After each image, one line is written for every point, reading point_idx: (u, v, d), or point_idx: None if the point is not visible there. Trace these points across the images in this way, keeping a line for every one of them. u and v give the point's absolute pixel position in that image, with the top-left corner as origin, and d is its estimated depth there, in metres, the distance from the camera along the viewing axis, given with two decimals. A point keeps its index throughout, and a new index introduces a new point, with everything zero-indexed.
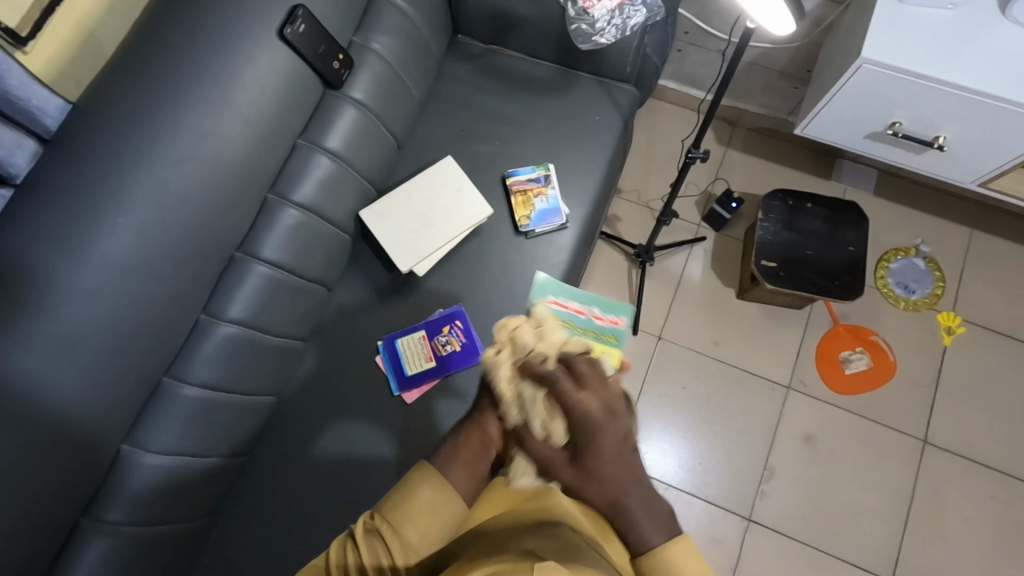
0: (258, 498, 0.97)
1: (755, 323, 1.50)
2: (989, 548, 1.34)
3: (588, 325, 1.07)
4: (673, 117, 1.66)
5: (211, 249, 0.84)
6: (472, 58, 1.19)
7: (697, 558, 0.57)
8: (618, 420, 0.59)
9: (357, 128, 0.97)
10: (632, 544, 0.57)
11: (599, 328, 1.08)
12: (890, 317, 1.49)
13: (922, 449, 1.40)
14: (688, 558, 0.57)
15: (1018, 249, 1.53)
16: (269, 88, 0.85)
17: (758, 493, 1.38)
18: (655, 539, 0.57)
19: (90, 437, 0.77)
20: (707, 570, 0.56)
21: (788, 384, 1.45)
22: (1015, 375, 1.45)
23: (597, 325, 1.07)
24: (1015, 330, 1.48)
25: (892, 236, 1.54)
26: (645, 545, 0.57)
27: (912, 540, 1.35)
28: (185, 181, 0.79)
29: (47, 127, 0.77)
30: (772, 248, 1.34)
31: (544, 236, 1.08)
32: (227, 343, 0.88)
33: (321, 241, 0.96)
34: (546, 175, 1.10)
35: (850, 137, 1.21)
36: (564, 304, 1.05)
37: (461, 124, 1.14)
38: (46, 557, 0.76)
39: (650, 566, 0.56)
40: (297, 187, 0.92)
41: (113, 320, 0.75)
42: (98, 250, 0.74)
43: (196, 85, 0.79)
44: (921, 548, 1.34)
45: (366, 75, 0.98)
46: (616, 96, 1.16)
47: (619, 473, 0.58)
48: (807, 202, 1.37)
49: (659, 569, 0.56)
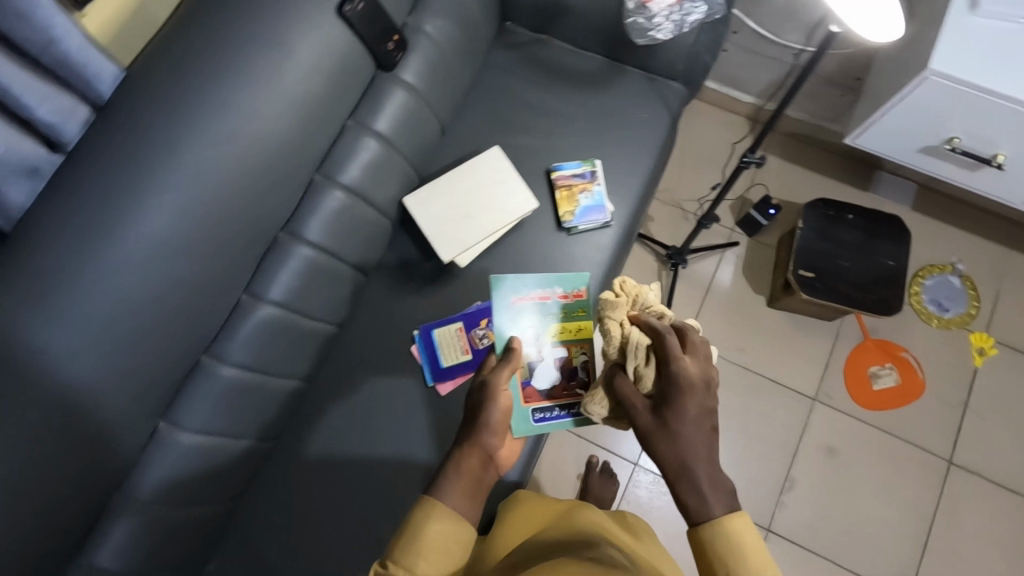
0: (286, 481, 0.96)
1: (784, 332, 1.48)
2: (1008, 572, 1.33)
3: (557, 308, 0.99)
4: (711, 118, 1.63)
5: (258, 228, 0.83)
6: (519, 47, 1.16)
7: (753, 533, 0.63)
8: (707, 393, 0.70)
9: (405, 112, 0.95)
10: (692, 510, 0.64)
11: (567, 308, 0.99)
12: (922, 334, 1.46)
13: (947, 469, 1.39)
14: (745, 530, 0.63)
15: None
16: (324, 65, 0.83)
17: (778, 503, 1.37)
18: (717, 511, 0.64)
19: (128, 413, 0.75)
20: (762, 548, 0.62)
21: (814, 396, 1.43)
22: None
23: (563, 306, 0.98)
24: None
25: (927, 252, 1.52)
26: (703, 514, 0.64)
27: (932, 559, 1.33)
28: (237, 157, 0.77)
29: (101, 95, 0.74)
30: (812, 258, 1.31)
31: (586, 233, 1.06)
32: (266, 324, 0.86)
33: (363, 226, 0.94)
34: (592, 171, 1.07)
35: (903, 149, 1.18)
36: (527, 295, 0.98)
37: (506, 114, 1.12)
38: (79, 532, 0.75)
39: (710, 535, 0.62)
40: (344, 169, 0.90)
41: (158, 296, 0.74)
42: (147, 223, 0.72)
43: (254, 58, 0.77)
44: (939, 568, 1.33)
45: (418, 57, 0.95)
46: (664, 93, 1.14)
47: (695, 441, 0.66)
48: (848, 214, 1.33)
49: (721, 541, 0.62)
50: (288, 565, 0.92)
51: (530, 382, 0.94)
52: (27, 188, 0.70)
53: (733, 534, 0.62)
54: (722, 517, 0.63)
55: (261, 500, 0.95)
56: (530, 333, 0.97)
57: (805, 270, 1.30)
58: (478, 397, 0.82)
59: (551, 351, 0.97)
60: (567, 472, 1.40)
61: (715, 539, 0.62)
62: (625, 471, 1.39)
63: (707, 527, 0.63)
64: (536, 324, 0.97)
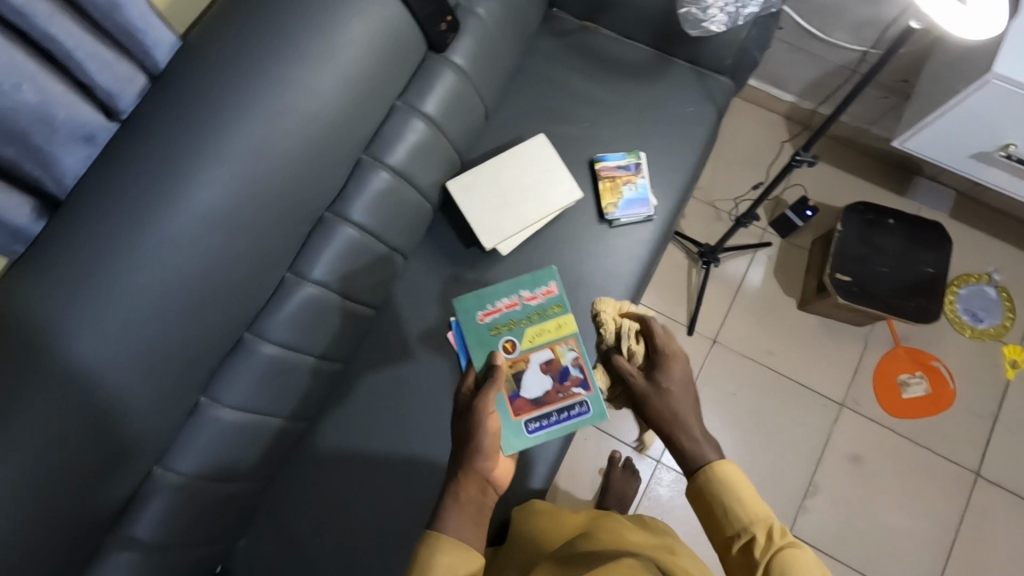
0: (316, 461, 0.96)
1: (814, 336, 1.46)
2: None
3: (528, 312, 0.97)
4: (748, 116, 1.61)
5: (305, 207, 0.82)
6: (565, 35, 1.14)
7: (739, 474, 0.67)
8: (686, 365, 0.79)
9: (454, 95, 0.94)
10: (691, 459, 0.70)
11: (539, 309, 0.97)
12: (954, 344, 1.44)
13: (973, 481, 1.37)
14: (737, 477, 0.67)
15: None
16: (378, 43, 0.81)
17: (800, 507, 1.36)
18: (708, 455, 0.70)
19: (173, 386, 0.75)
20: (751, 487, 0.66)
21: (842, 402, 1.42)
22: None
23: (534, 309, 0.97)
24: None
25: (963, 262, 1.49)
26: (700, 461, 0.70)
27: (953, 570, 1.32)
28: (290, 132, 0.76)
29: (157, 64, 0.73)
30: (850, 262, 1.29)
31: (627, 226, 1.05)
32: (309, 304, 0.86)
33: (407, 209, 0.94)
34: (636, 164, 1.06)
35: (952, 154, 1.16)
36: (495, 309, 0.96)
37: (551, 102, 1.10)
38: (120, 501, 0.75)
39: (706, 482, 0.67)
40: (391, 150, 0.89)
41: (207, 270, 0.73)
42: (199, 196, 0.71)
43: (310, 33, 0.76)
44: None
45: (469, 39, 0.94)
46: (711, 88, 1.12)
47: (681, 399, 0.76)
48: (888, 218, 1.31)
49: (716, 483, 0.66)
50: (318, 546, 0.92)
51: (519, 395, 0.93)
52: (82, 154, 0.69)
53: (720, 475, 0.67)
54: (714, 463, 0.68)
55: (293, 480, 0.95)
56: (509, 343, 0.95)
57: (842, 274, 1.28)
58: (465, 417, 0.81)
59: (534, 356, 0.96)
60: (588, 466, 1.39)
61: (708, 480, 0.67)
62: (648, 468, 1.38)
63: (701, 477, 0.68)
64: (513, 336, 0.95)
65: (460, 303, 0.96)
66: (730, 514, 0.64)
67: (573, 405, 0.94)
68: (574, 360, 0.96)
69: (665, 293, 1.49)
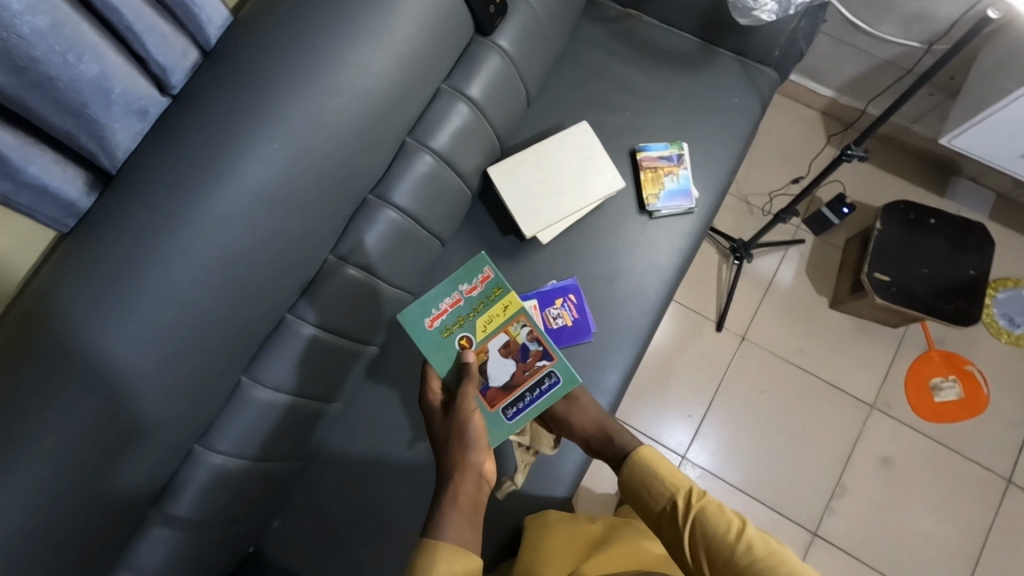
0: (350, 445, 0.96)
1: (845, 336, 1.44)
2: None
3: (472, 304, 0.88)
4: (784, 110, 1.58)
5: (351, 188, 0.81)
6: (608, 21, 1.12)
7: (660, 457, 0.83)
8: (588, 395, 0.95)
9: (498, 79, 0.93)
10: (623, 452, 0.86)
11: (481, 297, 0.88)
12: (990, 349, 1.42)
13: (1004, 488, 1.35)
14: (656, 458, 0.83)
15: None
16: (428, 24, 0.80)
17: (826, 508, 1.34)
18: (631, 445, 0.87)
19: (218, 365, 0.75)
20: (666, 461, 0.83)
21: (872, 404, 1.40)
22: None
23: (477, 299, 0.88)
24: None
25: (1002, 265, 1.46)
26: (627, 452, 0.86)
27: None
28: (340, 113, 0.75)
29: (208, 40, 0.72)
30: (889, 261, 1.27)
31: (668, 218, 1.03)
32: (349, 287, 0.85)
33: (448, 194, 0.93)
34: (678, 155, 1.04)
35: (1002, 154, 1.13)
36: (440, 313, 0.87)
37: (593, 90, 1.08)
38: (162, 478, 0.75)
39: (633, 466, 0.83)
40: (436, 133, 0.88)
41: (255, 250, 0.73)
42: (250, 174, 0.70)
43: (362, 11, 0.75)
44: None
45: (515, 23, 0.93)
46: (757, 80, 1.09)
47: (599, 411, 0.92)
48: (929, 218, 1.29)
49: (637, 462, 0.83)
50: (352, 528, 0.92)
51: (490, 386, 0.86)
52: (134, 128, 0.68)
53: (643, 460, 0.83)
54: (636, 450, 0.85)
55: (326, 462, 0.95)
56: (465, 340, 0.87)
57: (880, 273, 1.26)
58: (449, 415, 0.81)
59: (490, 346, 0.88)
60: None
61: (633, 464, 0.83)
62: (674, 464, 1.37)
63: (631, 465, 0.83)
64: (465, 333, 0.87)
65: (406, 315, 0.86)
66: (655, 490, 0.80)
67: (542, 379, 0.89)
68: (530, 336, 0.88)
69: (695, 288, 1.47)
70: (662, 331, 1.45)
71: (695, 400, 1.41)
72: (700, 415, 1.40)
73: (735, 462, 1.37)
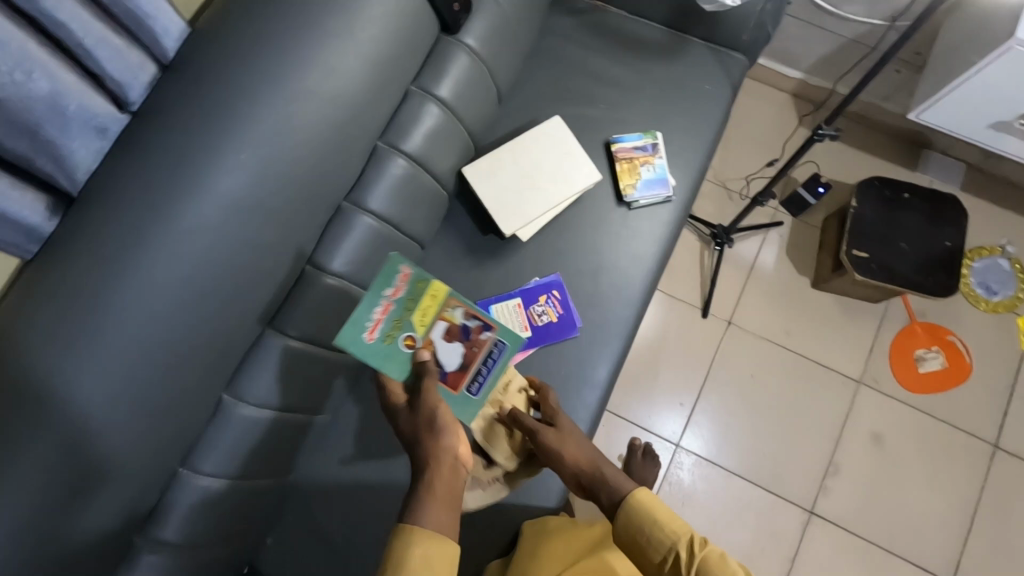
0: (341, 457, 0.94)
1: (829, 314, 1.45)
2: None
3: (403, 303, 0.75)
4: (757, 94, 1.59)
5: (324, 196, 0.80)
6: (576, 14, 1.11)
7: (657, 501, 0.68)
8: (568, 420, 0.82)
9: (468, 78, 0.92)
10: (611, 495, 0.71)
11: (407, 293, 0.76)
12: (971, 318, 1.44)
13: (992, 454, 1.37)
14: (653, 501, 0.68)
15: None
16: (392, 26, 0.79)
17: (821, 487, 1.35)
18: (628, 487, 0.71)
19: (196, 386, 0.73)
20: (665, 507, 0.67)
21: (860, 379, 1.41)
22: None
23: (402, 297, 0.76)
24: None
25: (976, 235, 1.49)
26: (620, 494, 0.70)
27: (975, 544, 1.32)
28: (307, 120, 0.74)
29: (166, 51, 0.71)
30: (867, 238, 1.28)
31: (647, 208, 1.03)
32: (328, 296, 0.84)
33: (424, 196, 0.92)
34: (653, 144, 1.04)
35: (971, 126, 1.14)
36: (375, 321, 0.74)
37: (566, 84, 1.07)
38: (145, 505, 0.73)
39: (627, 513, 0.68)
40: (408, 136, 0.87)
41: (228, 265, 0.71)
42: (217, 187, 0.69)
43: (324, 16, 0.74)
44: (983, 552, 1.32)
45: (482, 21, 0.92)
46: (728, 65, 1.09)
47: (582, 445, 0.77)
48: (903, 193, 1.30)
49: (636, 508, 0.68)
50: (347, 540, 0.91)
51: (445, 372, 0.76)
52: (94, 146, 0.66)
53: (639, 504, 0.68)
54: (629, 492, 0.70)
55: (317, 474, 0.94)
56: (410, 339, 0.75)
57: (859, 250, 1.27)
58: (415, 411, 0.74)
59: (435, 336, 0.76)
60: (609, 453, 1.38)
61: (630, 513, 0.68)
62: (667, 450, 1.38)
63: (626, 510, 0.68)
64: (405, 330, 0.75)
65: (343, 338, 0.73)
66: (658, 534, 0.65)
67: (490, 349, 0.79)
68: (466, 314, 0.78)
69: (679, 276, 1.47)
70: (650, 321, 1.45)
71: (686, 388, 1.41)
72: (692, 403, 1.40)
73: (727, 447, 1.38)
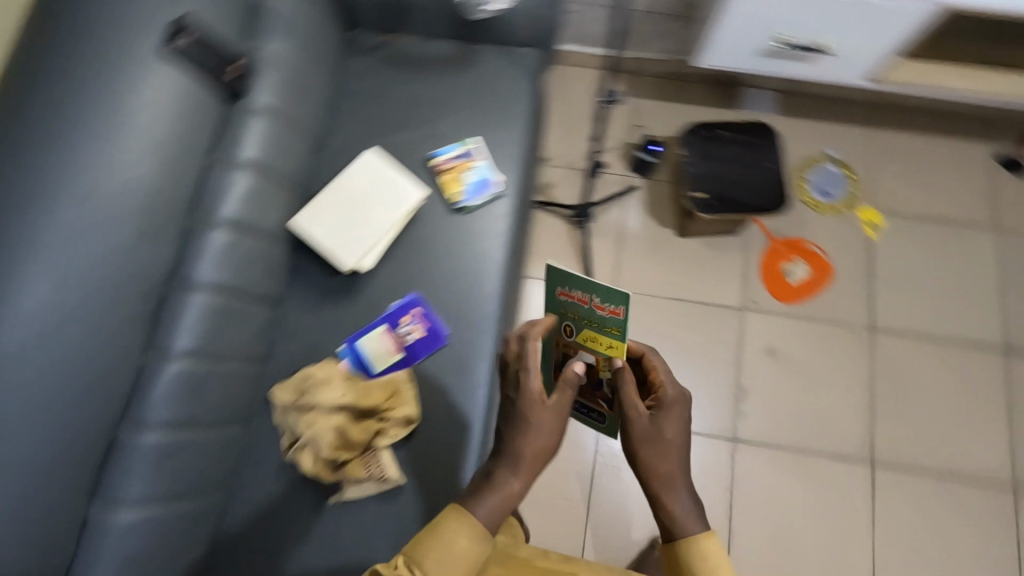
0: (246, 531, 0.94)
1: (700, 256, 1.55)
2: (952, 409, 1.45)
3: (590, 314, 0.87)
4: (582, 78, 1.68)
5: (142, 285, 0.80)
6: (372, 50, 1.17)
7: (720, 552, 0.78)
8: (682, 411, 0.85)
9: (270, 132, 0.95)
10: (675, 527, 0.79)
11: (600, 320, 0.87)
12: (820, 223, 1.58)
13: (873, 337, 1.50)
14: (713, 551, 0.78)
15: (915, 138, 1.65)
16: (165, 104, 0.81)
17: (737, 413, 1.44)
18: (694, 529, 0.79)
19: (46, 516, 0.71)
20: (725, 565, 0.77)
21: (742, 305, 1.52)
22: (935, 253, 1.56)
23: (595, 316, 0.87)
24: (927, 213, 1.59)
25: (803, 150, 1.64)
26: (684, 531, 0.79)
27: (880, 419, 1.44)
28: (97, 220, 0.74)
29: None
30: (701, 179, 1.39)
31: (481, 209, 1.09)
32: (179, 380, 0.83)
33: (256, 253, 0.94)
34: (470, 150, 1.11)
35: (745, 60, 1.28)
36: (569, 294, 0.89)
37: (379, 118, 1.12)
38: None
39: (685, 548, 0.78)
40: (220, 202, 0.89)
41: (47, 385, 0.70)
42: (9, 314, 0.68)
43: (87, 114, 0.75)
44: (888, 424, 1.44)
45: (269, 74, 0.95)
46: (523, 62, 1.18)
47: (672, 455, 0.82)
48: (720, 131, 1.43)
49: (692, 549, 0.78)
50: None
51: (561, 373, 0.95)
52: None
53: (704, 553, 0.78)
54: (694, 534, 0.79)
55: (226, 556, 0.93)
56: (568, 328, 0.92)
57: (696, 192, 1.38)
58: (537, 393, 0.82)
59: (585, 353, 0.92)
60: None
61: (687, 549, 0.78)
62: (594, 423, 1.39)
63: (684, 545, 0.78)
64: (579, 326, 0.90)
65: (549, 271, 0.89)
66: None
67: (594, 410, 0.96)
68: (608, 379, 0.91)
69: (558, 261, 1.55)
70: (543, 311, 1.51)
71: None
72: None
73: None
